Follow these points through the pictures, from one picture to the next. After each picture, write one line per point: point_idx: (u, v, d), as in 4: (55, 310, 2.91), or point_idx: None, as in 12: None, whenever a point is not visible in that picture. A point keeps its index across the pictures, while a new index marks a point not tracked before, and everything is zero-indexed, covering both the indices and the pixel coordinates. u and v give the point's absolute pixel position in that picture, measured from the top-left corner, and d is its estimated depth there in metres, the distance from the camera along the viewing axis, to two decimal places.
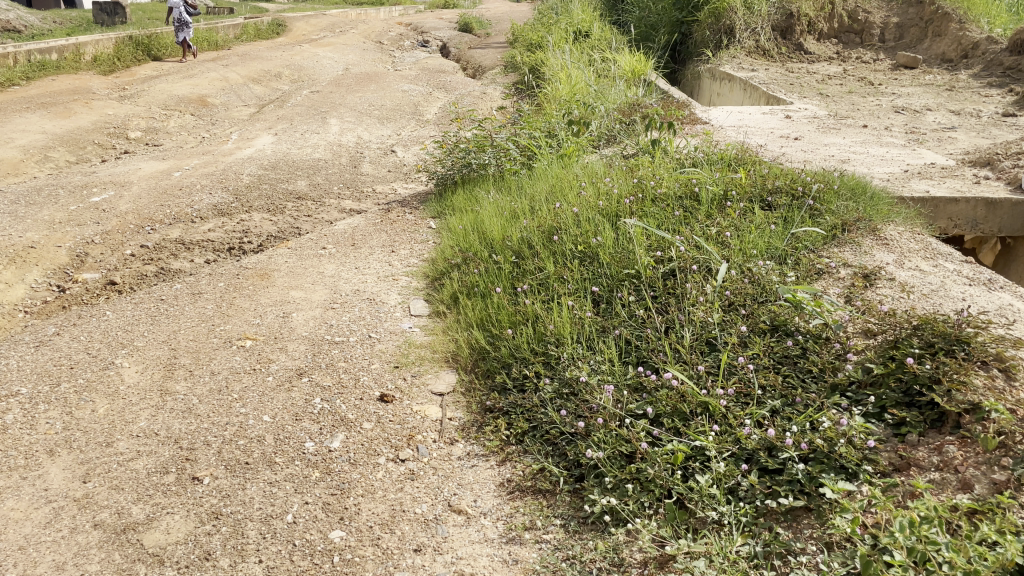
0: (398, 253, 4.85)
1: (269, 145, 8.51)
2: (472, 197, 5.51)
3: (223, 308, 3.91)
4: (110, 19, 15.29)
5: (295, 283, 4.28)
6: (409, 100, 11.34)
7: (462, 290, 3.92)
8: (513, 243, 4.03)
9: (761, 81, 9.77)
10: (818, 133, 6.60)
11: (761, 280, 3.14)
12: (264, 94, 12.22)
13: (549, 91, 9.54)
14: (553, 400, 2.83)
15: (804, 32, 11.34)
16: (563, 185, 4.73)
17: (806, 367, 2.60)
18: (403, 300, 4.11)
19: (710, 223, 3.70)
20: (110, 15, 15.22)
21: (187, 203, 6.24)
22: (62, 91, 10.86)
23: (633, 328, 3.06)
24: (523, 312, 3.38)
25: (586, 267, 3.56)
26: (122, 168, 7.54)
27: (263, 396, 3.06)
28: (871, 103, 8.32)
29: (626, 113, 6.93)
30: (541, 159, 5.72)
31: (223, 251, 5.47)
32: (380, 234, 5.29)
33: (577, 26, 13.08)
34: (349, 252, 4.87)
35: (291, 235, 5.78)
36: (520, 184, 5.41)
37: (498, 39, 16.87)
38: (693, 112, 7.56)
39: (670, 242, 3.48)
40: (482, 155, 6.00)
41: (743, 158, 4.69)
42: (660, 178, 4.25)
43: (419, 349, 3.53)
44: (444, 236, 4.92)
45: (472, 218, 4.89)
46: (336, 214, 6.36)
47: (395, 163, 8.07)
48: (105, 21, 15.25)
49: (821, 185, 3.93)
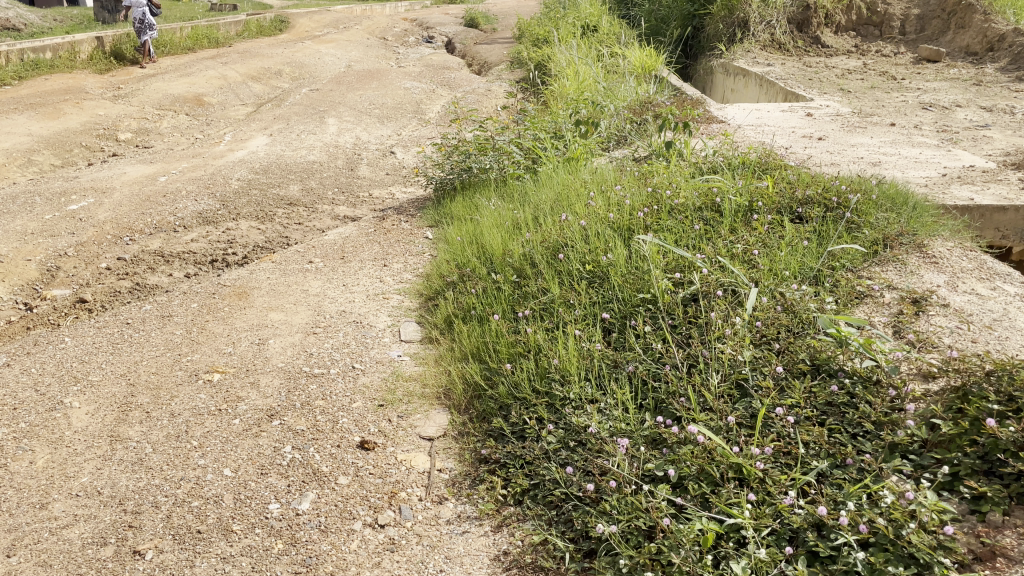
0: (391, 268, 4.46)
1: (263, 147, 8.14)
2: (473, 205, 5.13)
3: (193, 333, 3.53)
4: (111, 16, 14.97)
5: (275, 303, 3.90)
6: (412, 98, 10.95)
7: (457, 313, 3.54)
8: (514, 260, 3.64)
9: (778, 76, 9.35)
10: (843, 133, 6.19)
11: (798, 308, 2.74)
12: (263, 92, 11.86)
13: (557, 87, 9.14)
14: (557, 453, 2.44)
15: (822, 25, 10.88)
16: (570, 193, 4.34)
17: (857, 419, 2.21)
18: (393, 322, 3.73)
19: (735, 238, 3.31)
20: (109, 12, 14.90)
21: (170, 211, 5.89)
22: (53, 91, 10.52)
23: (649, 365, 2.67)
24: (525, 343, 3.00)
25: (596, 291, 3.17)
26: (106, 172, 7.18)
27: (227, 443, 2.68)
28: (897, 99, 7.89)
29: (638, 113, 6.54)
30: (546, 162, 5.34)
31: (205, 263, 5.10)
32: (373, 246, 4.91)
33: (585, 20, 12.67)
34: (338, 267, 4.48)
35: (279, 246, 5.40)
36: (524, 191, 5.02)
37: (504, 34, 16.43)
38: (708, 110, 7.16)
39: (691, 263, 3.09)
40: (485, 158, 5.62)
41: (767, 163, 4.30)
42: (676, 185, 3.85)
43: (407, 383, 3.14)
44: (442, 248, 4.54)
45: (471, 230, 4.51)
46: (329, 222, 5.98)
47: (394, 165, 7.68)
48: (106, 18, 14.95)
49: (857, 195, 3.53)
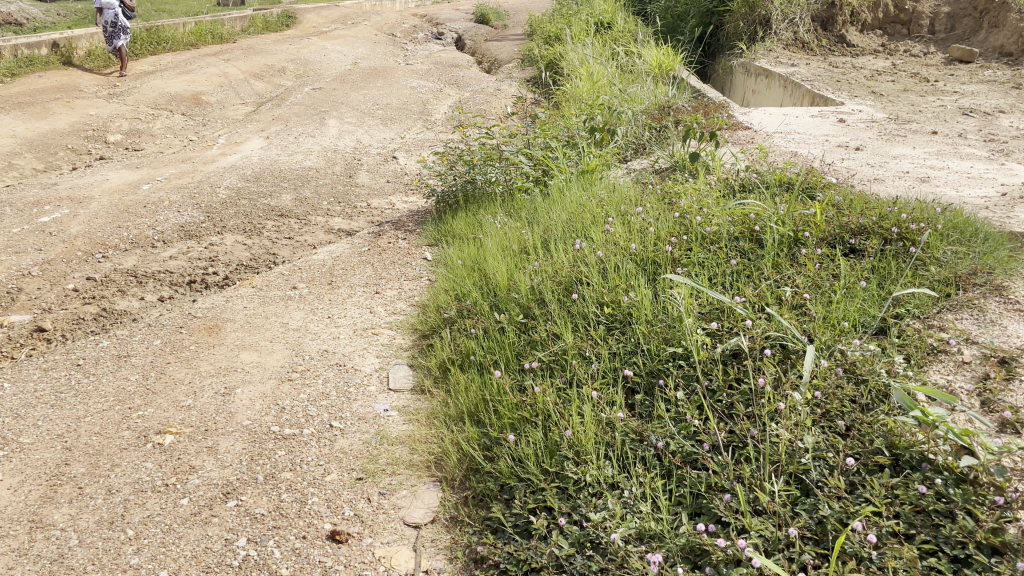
0: (383, 296, 3.98)
1: (257, 151, 7.67)
2: (478, 221, 4.66)
3: (149, 381, 3.07)
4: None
5: (248, 341, 3.43)
6: (418, 98, 10.46)
7: (454, 357, 3.06)
8: (520, 297, 3.16)
9: (804, 77, 8.83)
10: (882, 142, 5.68)
11: (865, 372, 2.26)
12: (265, 90, 11.40)
13: (570, 89, 8.64)
14: (572, 561, 1.96)
15: (847, 24, 10.33)
16: (584, 215, 3.85)
17: (958, 537, 1.73)
18: (382, 366, 3.24)
19: (779, 277, 2.82)
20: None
21: (149, 223, 5.44)
22: (45, 89, 10.09)
23: (684, 443, 2.19)
24: (532, 405, 2.52)
25: (617, 340, 2.69)
26: (88, 178, 6.74)
27: (169, 534, 2.21)
28: (934, 104, 7.34)
29: (657, 118, 6.04)
30: (558, 176, 4.87)
31: (181, 285, 4.64)
32: (365, 268, 4.43)
33: (598, 17, 12.20)
34: (323, 294, 4.00)
35: (265, 265, 4.93)
36: (534, 208, 4.54)
37: (514, 31, 15.90)
38: (733, 116, 6.67)
39: (731, 310, 2.60)
40: (490, 168, 5.13)
41: (808, 182, 3.81)
42: (707, 209, 3.36)
43: (393, 449, 2.66)
44: (440, 274, 4.07)
45: (475, 254, 4.04)
46: (321, 236, 5.50)
47: (396, 172, 7.20)
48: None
49: (920, 224, 3.03)
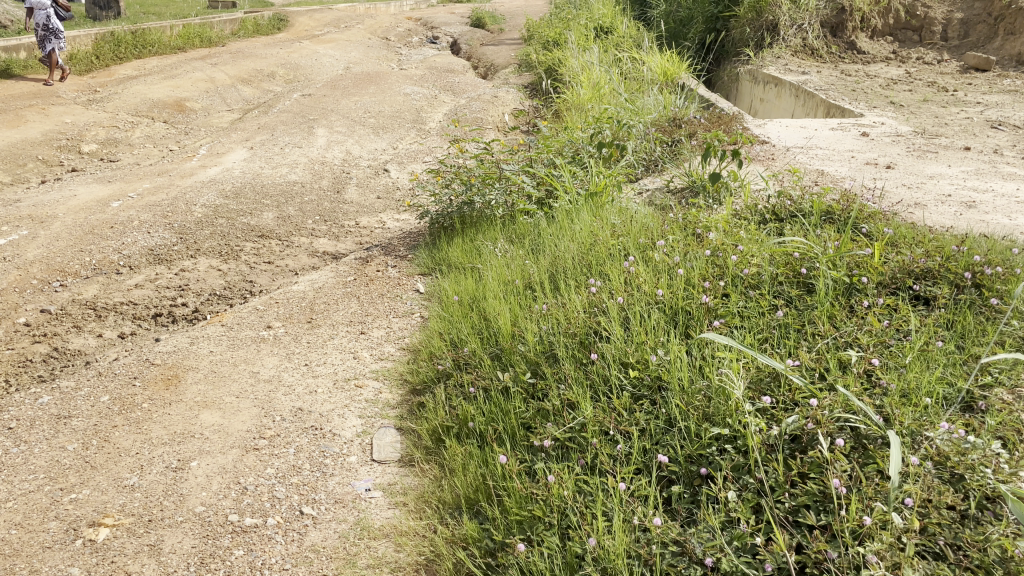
0: (369, 338, 3.52)
1: (239, 163, 7.20)
2: (477, 249, 4.22)
3: (88, 452, 2.61)
4: (104, 13, 13.88)
5: (210, 397, 2.97)
6: (412, 105, 10.00)
7: (448, 422, 2.60)
8: (527, 350, 2.70)
9: (817, 86, 8.41)
10: (914, 159, 5.25)
11: (962, 468, 1.82)
12: (253, 96, 10.91)
13: (573, 99, 8.19)
14: None
15: (857, 30, 9.89)
16: (598, 247, 3.40)
17: None
18: (365, 429, 2.78)
19: (839, 332, 2.37)
20: (103, 9, 13.84)
21: (115, 246, 4.98)
22: (20, 95, 9.58)
23: (741, 562, 1.74)
24: (544, 498, 2.06)
25: (646, 414, 2.23)
26: (55, 193, 6.27)
27: None
28: (959, 116, 6.90)
29: (668, 130, 5.59)
30: (564, 199, 4.43)
31: (145, 318, 4.17)
32: (350, 302, 3.96)
33: (598, 23, 11.81)
34: (301, 336, 3.53)
35: (239, 295, 4.47)
36: (540, 235, 4.10)
37: (510, 35, 15.45)
38: (748, 129, 6.24)
39: (786, 380, 2.16)
40: (489, 188, 4.68)
41: (849, 210, 3.37)
42: (742, 245, 2.92)
43: (374, 545, 2.18)
44: (435, 312, 3.63)
45: (475, 289, 3.59)
46: (304, 260, 5.04)
47: (387, 187, 6.73)
48: (97, 14, 13.85)
49: (997, 268, 2.59)
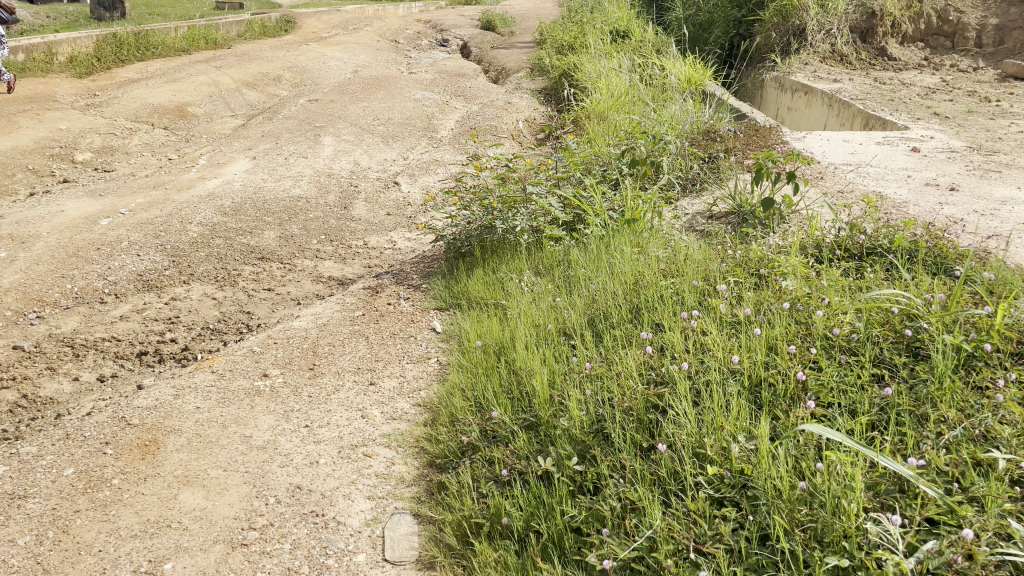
0: (379, 391, 3.06)
1: (240, 175, 6.75)
2: (501, 283, 3.77)
3: (41, 549, 2.18)
4: (109, 14, 13.40)
5: (193, 470, 2.52)
6: (422, 111, 9.54)
7: (476, 515, 2.14)
8: (571, 426, 2.24)
9: (852, 95, 7.93)
10: (977, 179, 4.76)
11: None
12: (258, 100, 10.46)
13: (594, 108, 7.74)
14: None
15: (887, 35, 9.40)
16: (644, 289, 2.94)
17: None
18: (375, 517, 2.31)
19: (968, 415, 1.89)
20: (107, 9, 13.37)
21: (100, 271, 4.55)
22: (15, 99, 9.15)
23: None
24: None
25: (732, 524, 1.77)
26: (42, 208, 5.85)
27: None
28: (1012, 129, 6.41)
29: (704, 145, 5.14)
30: (596, 227, 3.98)
31: (128, 358, 3.73)
32: (357, 342, 3.50)
33: (615, 26, 11.39)
34: (300, 388, 3.07)
35: (235, 330, 4.01)
36: (572, 268, 3.65)
37: (522, 39, 14.96)
38: (788, 143, 5.78)
39: (918, 490, 1.70)
40: (513, 212, 4.23)
41: (937, 247, 2.89)
42: (824, 295, 2.44)
43: None
44: (455, 359, 3.18)
45: (502, 336, 3.13)
46: (307, 287, 4.60)
47: (398, 202, 6.28)
48: (102, 15, 13.38)
49: None
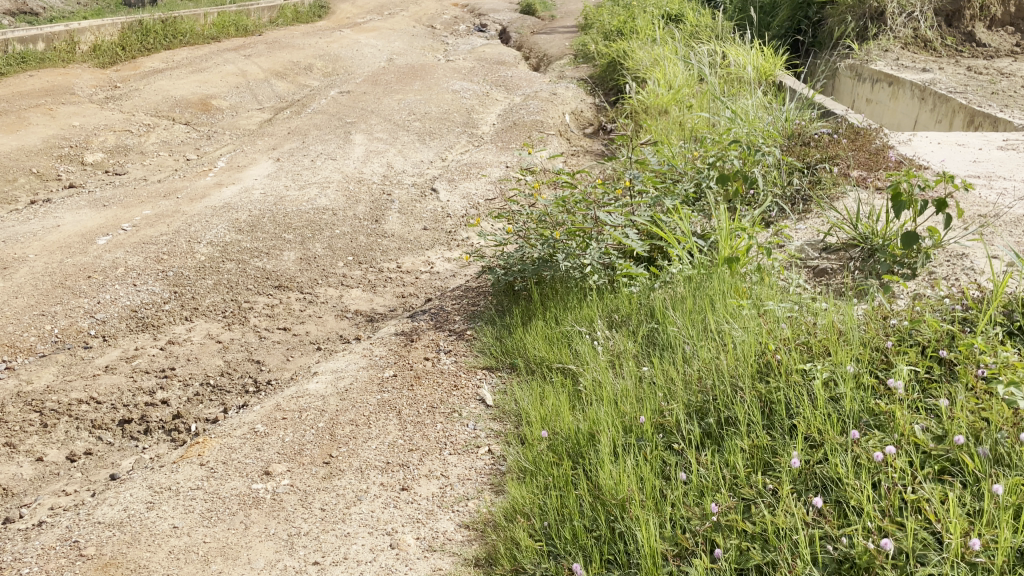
0: (414, 503, 2.29)
1: (261, 181, 6.05)
2: (568, 341, 2.98)
3: None
4: None
5: None
6: (461, 104, 8.73)
7: None
8: None
9: (949, 87, 6.95)
10: None
11: None
12: (288, 91, 9.75)
13: (654, 103, 6.89)
14: None
15: (975, 19, 8.32)
16: (780, 378, 2.15)
17: None
18: None
19: None
20: None
21: (87, 307, 3.86)
22: (31, 92, 8.55)
23: None
24: None
25: None
26: (39, 221, 5.21)
27: None
28: None
29: (800, 152, 4.30)
30: (682, 266, 3.18)
31: (108, 428, 3.03)
32: (387, 420, 2.74)
33: (666, 9, 10.46)
34: (311, 497, 2.33)
35: (239, 388, 3.29)
36: (660, 323, 2.86)
37: (564, 23, 14.01)
38: (894, 148, 4.89)
39: None
40: (580, 243, 3.43)
41: None
42: None
43: None
44: (513, 456, 2.40)
45: (575, 425, 2.35)
46: (330, 325, 3.87)
47: (436, 214, 5.52)
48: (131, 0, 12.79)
49: None
